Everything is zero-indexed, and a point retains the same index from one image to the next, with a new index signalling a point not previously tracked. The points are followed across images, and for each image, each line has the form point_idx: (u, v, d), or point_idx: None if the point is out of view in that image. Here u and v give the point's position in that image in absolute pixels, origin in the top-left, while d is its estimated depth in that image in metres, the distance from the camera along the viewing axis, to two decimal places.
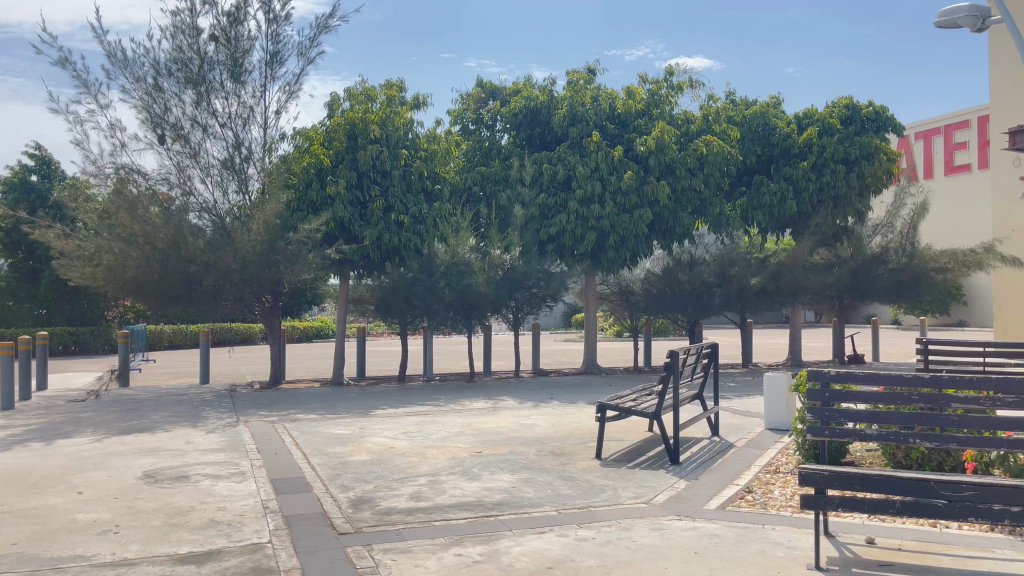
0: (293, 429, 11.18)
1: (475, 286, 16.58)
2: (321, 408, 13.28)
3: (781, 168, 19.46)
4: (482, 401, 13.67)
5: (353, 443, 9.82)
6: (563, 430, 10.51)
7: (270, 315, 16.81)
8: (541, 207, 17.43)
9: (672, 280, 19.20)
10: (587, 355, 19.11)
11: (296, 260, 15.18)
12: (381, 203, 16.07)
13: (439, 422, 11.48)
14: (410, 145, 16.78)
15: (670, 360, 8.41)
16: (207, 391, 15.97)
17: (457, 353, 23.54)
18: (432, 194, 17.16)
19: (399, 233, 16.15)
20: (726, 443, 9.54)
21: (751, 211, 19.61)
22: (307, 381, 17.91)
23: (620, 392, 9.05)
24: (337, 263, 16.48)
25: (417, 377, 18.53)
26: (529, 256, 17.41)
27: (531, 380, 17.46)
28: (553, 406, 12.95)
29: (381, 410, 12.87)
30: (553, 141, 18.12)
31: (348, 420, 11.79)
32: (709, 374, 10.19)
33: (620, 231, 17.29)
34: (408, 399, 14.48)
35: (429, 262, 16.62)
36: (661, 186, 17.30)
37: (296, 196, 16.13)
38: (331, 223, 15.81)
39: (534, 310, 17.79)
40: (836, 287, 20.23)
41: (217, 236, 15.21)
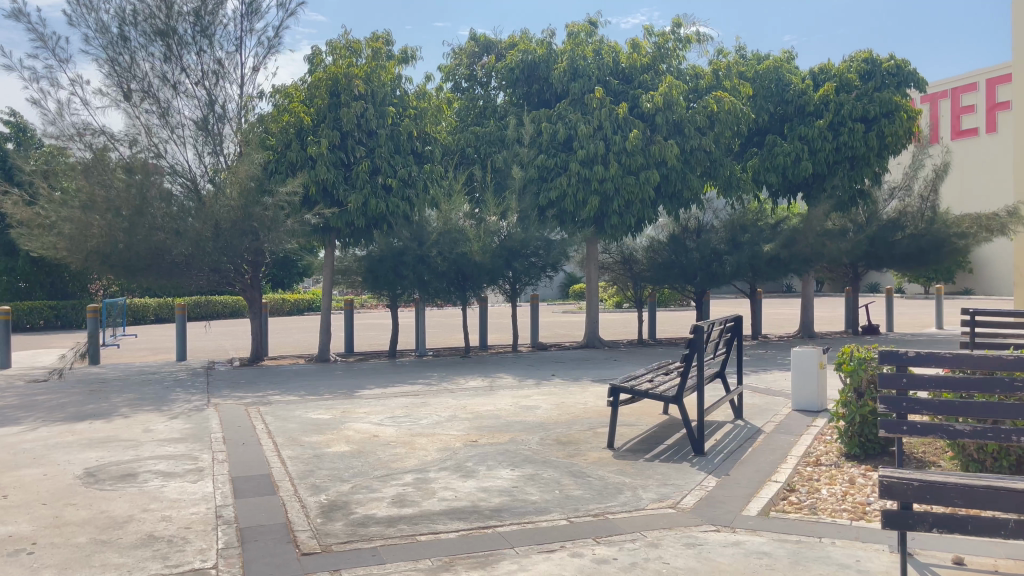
0: (268, 413, 10.08)
1: (469, 254, 15.34)
2: (303, 388, 12.18)
3: (795, 127, 18.19)
4: (478, 379, 12.59)
5: (333, 431, 8.71)
6: (568, 414, 9.41)
7: (250, 289, 15.63)
8: (541, 168, 16.21)
9: (680, 247, 18.04)
10: (589, 327, 17.99)
11: (273, 228, 14.09)
12: (366, 164, 14.87)
13: (430, 404, 10.38)
14: (398, 103, 15.53)
15: (695, 336, 7.31)
16: (182, 369, 14.84)
17: (451, 326, 22.42)
18: (422, 156, 15.92)
19: (387, 198, 15.02)
20: (753, 429, 8.47)
21: (764, 172, 18.43)
22: (291, 358, 16.79)
23: (634, 372, 7.94)
24: (319, 229, 15.37)
25: (409, 353, 17.42)
26: (527, 223, 16.01)
27: (530, 355, 16.35)
28: (556, 385, 11.86)
29: (368, 390, 11.76)
30: (553, 98, 16.85)
31: (331, 402, 10.70)
32: (732, 349, 9.10)
33: (627, 194, 16.08)
34: (398, 377, 13.40)
35: (420, 230, 15.29)
36: (670, 147, 16.07)
37: (273, 158, 14.92)
38: (311, 186, 14.58)
39: (534, 281, 16.50)
40: (854, 255, 19.05)
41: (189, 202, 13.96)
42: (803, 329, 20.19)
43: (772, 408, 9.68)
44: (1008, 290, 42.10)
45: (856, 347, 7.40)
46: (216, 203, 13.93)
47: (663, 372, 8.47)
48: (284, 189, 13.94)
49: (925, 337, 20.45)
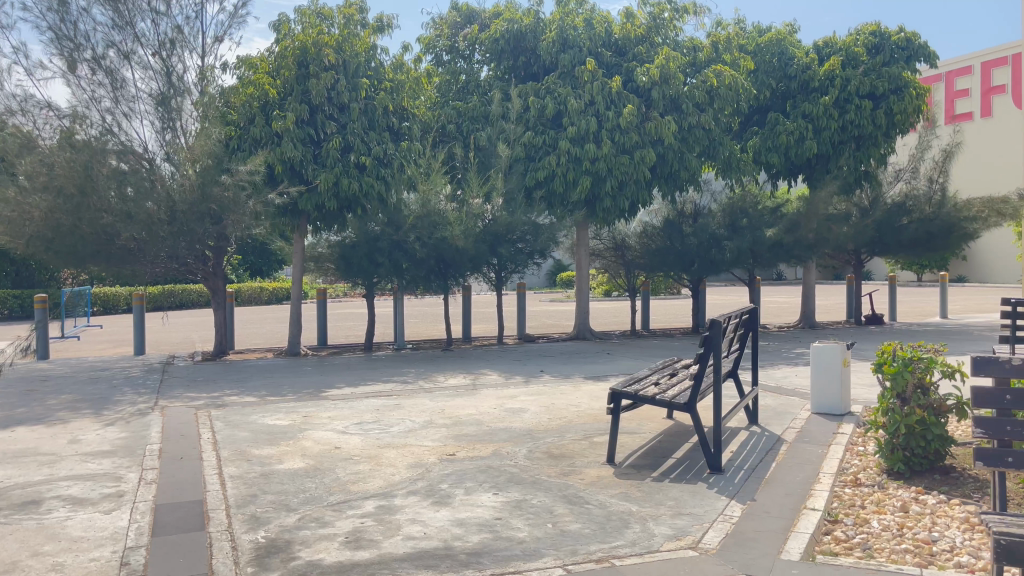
0: (219, 418, 8.89)
1: (450, 240, 13.96)
2: (264, 387, 10.98)
3: (798, 104, 17.07)
4: (459, 376, 11.46)
5: (289, 442, 7.54)
6: (560, 420, 8.28)
7: (213, 277, 14.41)
8: (528, 146, 15.00)
9: (675, 232, 16.96)
10: (579, 317, 16.90)
11: (233, 210, 12.90)
12: (338, 141, 13.61)
13: (404, 407, 9.22)
14: (372, 75, 14.26)
15: (709, 331, 6.24)
16: (136, 365, 13.58)
17: (433, 316, 21.23)
18: (399, 134, 14.66)
19: (360, 178, 13.75)
20: (773, 438, 7.37)
21: (765, 153, 17.24)
22: (259, 352, 15.57)
23: (636, 375, 6.83)
24: (288, 211, 14.13)
25: (386, 345, 16.24)
26: (513, 205, 14.66)
27: (516, 348, 15.21)
28: (545, 383, 10.75)
29: (336, 390, 10.59)
30: (541, 71, 15.66)
31: (293, 405, 9.51)
32: (747, 347, 7.99)
33: (620, 175, 14.91)
34: (372, 374, 12.23)
35: (396, 214, 14.04)
36: (668, 123, 14.96)
37: (234, 134, 13.61)
38: (276, 165, 13.29)
39: (520, 268, 15.31)
40: (860, 241, 18.01)
41: (139, 180, 12.63)
42: (804, 319, 19.17)
43: (789, 412, 8.60)
44: (1004, 278, 41.43)
45: (899, 344, 6.33)
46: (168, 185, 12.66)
47: (669, 374, 7.37)
48: (245, 166, 12.74)
49: (931, 327, 19.49)
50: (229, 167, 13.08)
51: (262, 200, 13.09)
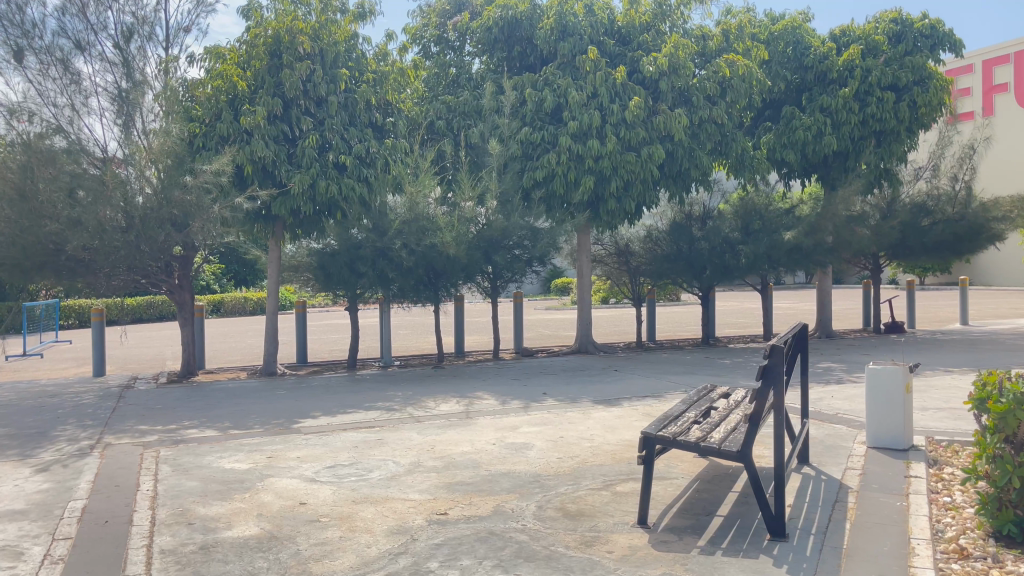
0: (168, 459, 7.52)
1: (441, 247, 12.62)
2: (228, 416, 9.59)
3: (815, 97, 15.81)
4: (451, 401, 10.12)
5: (245, 495, 6.18)
6: (573, 461, 6.94)
7: (178, 290, 13.04)
8: (525, 143, 13.65)
9: (684, 235, 15.69)
10: (581, 329, 15.58)
11: (195, 216, 11.52)
12: (315, 138, 12.23)
13: (388, 444, 7.86)
14: (353, 67, 12.93)
15: (770, 359, 4.95)
16: (91, 390, 12.16)
17: (424, 328, 19.87)
18: (383, 130, 13.28)
19: (339, 179, 12.36)
20: (835, 483, 6.06)
21: (781, 150, 15.93)
22: (232, 372, 14.17)
23: (671, 414, 5.51)
24: (262, 215, 12.71)
25: (372, 363, 14.90)
26: (510, 207, 13.31)
27: (514, 364, 13.90)
28: (550, 410, 9.41)
29: (310, 420, 9.22)
30: (538, 62, 14.36)
31: (257, 441, 8.13)
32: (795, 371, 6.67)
33: (626, 174, 13.62)
34: (355, 398, 10.87)
35: (381, 218, 12.67)
36: (677, 117, 13.72)
37: (200, 132, 12.19)
38: (246, 165, 11.89)
39: (517, 276, 13.97)
40: (883, 244, 16.71)
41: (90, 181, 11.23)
42: (820, 328, 17.92)
43: (841, 446, 7.28)
44: (1009, 280, 40.47)
45: (1006, 374, 5.05)
46: (117, 189, 11.21)
47: (707, 408, 6.04)
48: (209, 167, 11.36)
49: (956, 335, 18.25)
50: (191, 168, 11.68)
51: (228, 204, 11.67)
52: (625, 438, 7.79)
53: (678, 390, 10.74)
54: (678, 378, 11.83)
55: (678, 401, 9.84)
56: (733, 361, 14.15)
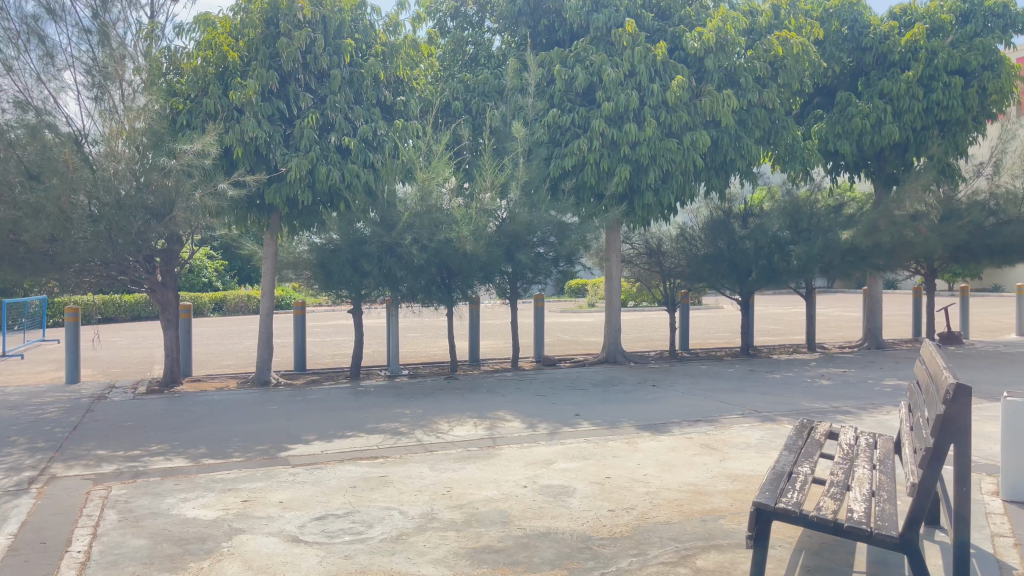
0: (119, 500, 6.00)
1: (457, 243, 11.04)
2: (204, 440, 8.07)
3: (874, 82, 14.21)
4: (468, 424, 8.59)
5: (204, 564, 4.67)
6: (631, 517, 5.39)
7: (161, 288, 11.61)
8: (552, 126, 12.16)
9: (726, 232, 14.13)
10: (610, 336, 14.04)
11: (175, 203, 10.02)
12: (315, 116, 10.72)
13: (395, 484, 6.34)
14: (359, 38, 11.41)
15: (951, 405, 3.47)
16: (58, 401, 10.68)
17: (435, 332, 18.36)
18: (392, 111, 11.74)
19: (343, 165, 10.86)
20: (993, 561, 4.49)
21: (834, 140, 14.33)
22: (222, 380, 12.70)
23: (780, 474, 4.02)
24: (255, 203, 11.22)
25: (378, 371, 13.40)
26: (534, 198, 11.78)
27: (536, 376, 12.38)
28: (588, 438, 7.86)
29: (301, 447, 7.70)
30: (567, 37, 12.79)
31: (233, 477, 6.61)
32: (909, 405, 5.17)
33: (666, 163, 12.07)
34: (357, 416, 9.35)
35: (389, 210, 11.11)
36: (724, 98, 12.21)
37: (185, 108, 10.71)
38: (235, 146, 10.36)
39: (541, 277, 12.43)
40: (947, 246, 14.97)
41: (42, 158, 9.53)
42: (870, 337, 16.30)
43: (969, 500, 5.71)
44: None
45: None
46: (81, 170, 9.66)
47: (810, 458, 4.53)
48: (190, 146, 9.85)
49: (1019, 347, 16.60)
50: (170, 148, 10.11)
51: (212, 190, 10.11)
52: (689, 482, 6.25)
53: (732, 412, 9.21)
54: (729, 397, 10.29)
55: (738, 428, 8.29)
56: (782, 375, 12.60)
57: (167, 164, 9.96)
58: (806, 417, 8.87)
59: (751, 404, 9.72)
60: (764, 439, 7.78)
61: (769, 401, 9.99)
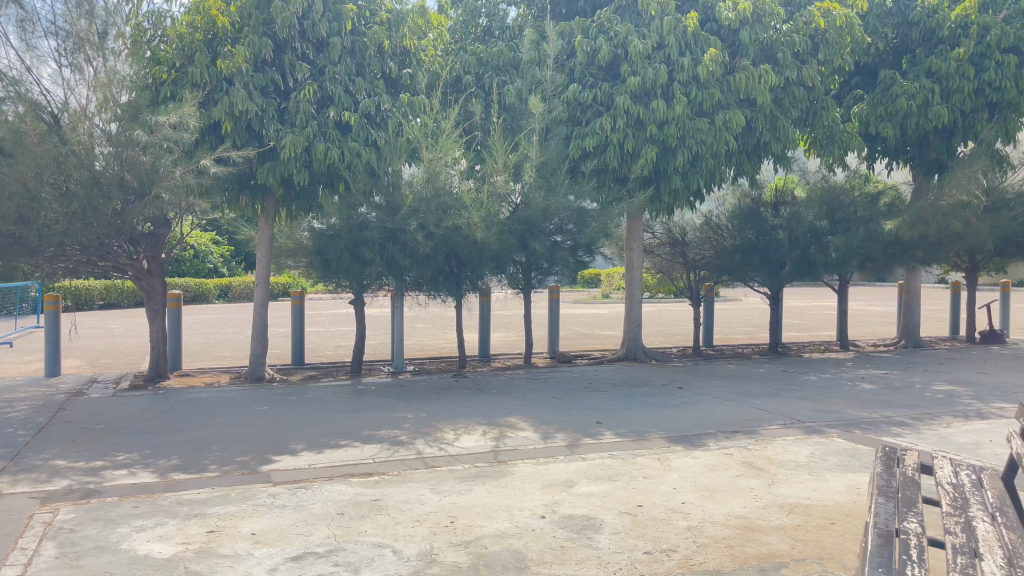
0: (63, 528, 5.10)
1: (466, 230, 10.08)
2: (179, 448, 7.16)
3: (920, 59, 13.10)
4: (476, 433, 7.64)
5: None
6: (673, 565, 4.42)
7: (146, 276, 10.78)
8: (571, 102, 11.16)
9: (757, 221, 13.11)
10: (631, 331, 13.06)
11: (155, 181, 9.05)
12: (312, 88, 9.75)
13: (389, 510, 5.40)
14: (363, 3, 10.41)
15: None
16: (31, 397, 9.82)
17: (444, 324, 17.43)
18: (398, 85, 10.74)
19: (342, 142, 9.89)
20: None
21: (875, 122, 13.25)
22: (213, 375, 11.82)
23: (888, 541, 3.05)
24: (247, 184, 10.28)
25: (381, 367, 12.49)
26: (552, 181, 10.77)
27: (552, 375, 11.42)
28: (613, 454, 6.90)
29: (285, 460, 6.77)
30: (590, 7, 11.76)
31: (203, 498, 5.69)
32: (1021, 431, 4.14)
33: (696, 144, 11.05)
34: (353, 420, 8.43)
35: (392, 192, 10.13)
36: (761, 74, 11.16)
37: (170, 78, 9.75)
38: (223, 120, 9.41)
39: (558, 268, 11.47)
40: (996, 239, 13.88)
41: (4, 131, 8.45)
42: (906, 335, 15.27)
43: None
44: None
45: None
46: (45, 142, 8.50)
47: (910, 505, 3.56)
48: (166, 118, 8.93)
49: None
50: (144, 119, 9.12)
51: (192, 166, 9.17)
52: (737, 514, 5.28)
53: (772, 421, 8.23)
54: (764, 403, 9.30)
55: (781, 442, 7.30)
56: (818, 377, 11.60)
57: (136, 136, 8.98)
58: (857, 429, 7.88)
59: (791, 412, 8.74)
60: (815, 457, 6.80)
61: (811, 407, 9.01)
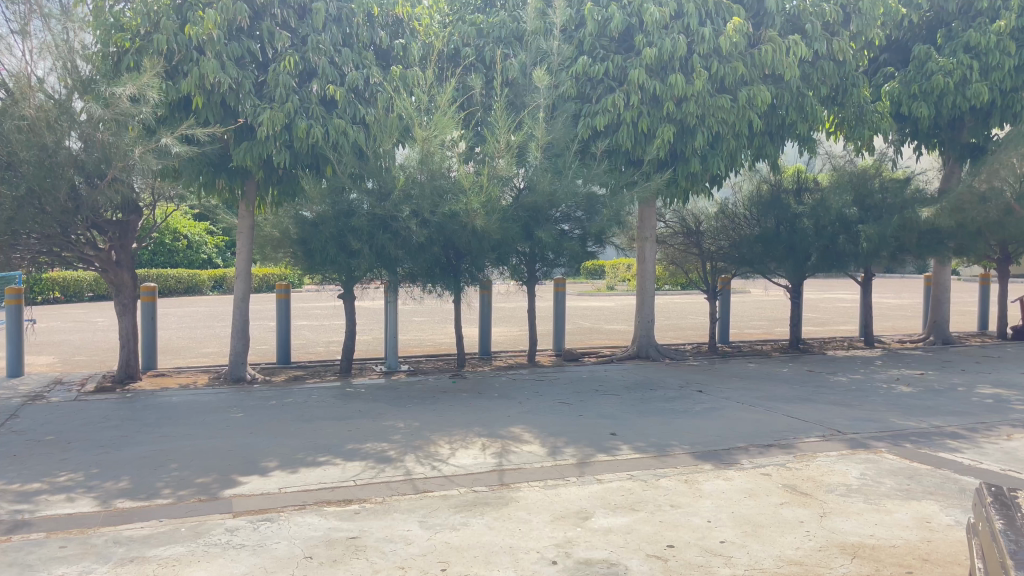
0: None
1: (464, 216, 9.10)
2: (133, 466, 6.21)
3: (958, 33, 12.09)
4: (475, 448, 6.69)
5: None
6: None
7: (114, 267, 9.80)
8: (580, 77, 10.21)
9: (779, 208, 12.12)
10: (643, 328, 12.10)
11: (113, 162, 8.04)
12: (294, 59, 8.77)
13: (367, 552, 4.45)
14: None
15: None
16: None
17: (443, 318, 16.49)
18: (389, 57, 9.79)
19: (327, 119, 8.92)
20: None
21: (908, 102, 12.24)
22: (190, 375, 10.89)
23: None
24: (224, 167, 9.31)
25: (372, 366, 11.55)
26: (559, 163, 9.80)
27: (559, 376, 10.47)
28: (634, 475, 5.96)
29: (253, 481, 5.83)
30: None
31: (147, 535, 4.75)
32: None
33: (716, 123, 10.07)
34: (337, 430, 7.48)
35: (382, 176, 9.14)
36: (789, 46, 10.17)
37: (134, 46, 8.65)
38: (193, 94, 8.42)
39: (565, 259, 10.50)
40: None
41: None
42: (935, 331, 14.29)
43: None
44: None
45: None
46: None
47: None
48: (123, 89, 7.92)
49: None
50: (99, 92, 8.14)
51: (153, 144, 8.19)
52: (790, 560, 4.33)
53: (809, 432, 7.27)
54: (796, 409, 8.35)
55: (825, 460, 6.36)
56: (848, 378, 10.64)
57: (89, 111, 8.00)
58: (908, 443, 6.92)
59: (827, 420, 7.79)
60: (868, 479, 5.85)
61: (849, 415, 8.05)
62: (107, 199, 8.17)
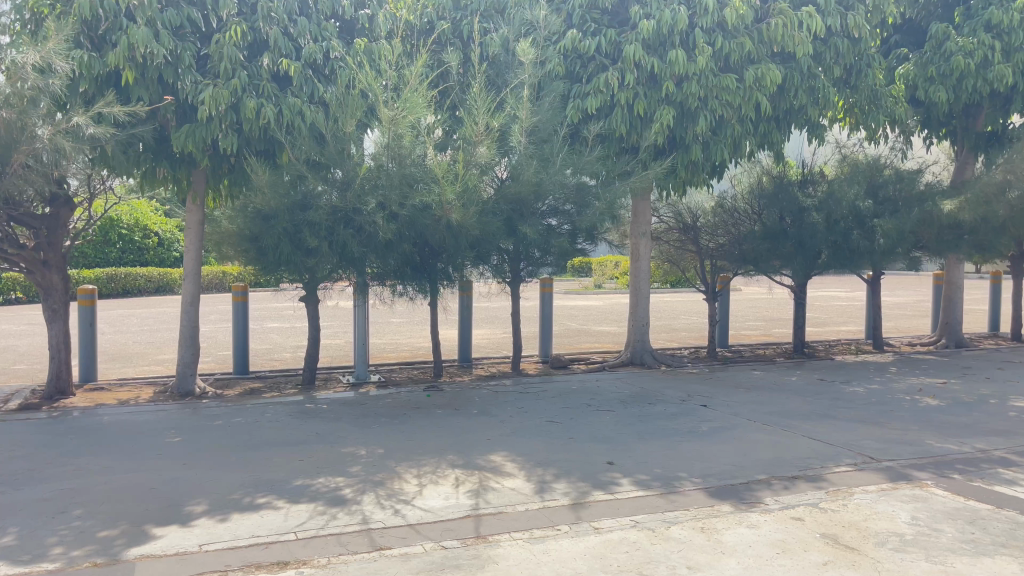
0: None
1: (438, 209, 7.98)
2: (26, 513, 5.08)
3: (978, 10, 11.12)
4: (448, 485, 5.59)
5: None
6: None
7: (40, 268, 8.60)
8: (568, 54, 9.18)
9: (785, 202, 11.09)
10: (638, 332, 11.04)
11: (20, 144, 6.87)
12: (241, 28, 7.67)
13: None
14: None
15: None
16: None
17: (421, 321, 15.37)
18: (354, 30, 8.71)
19: (278, 97, 7.82)
20: None
21: (924, 86, 11.26)
22: (133, 388, 9.72)
23: None
24: (164, 152, 8.17)
25: (339, 377, 10.43)
26: (546, 149, 8.72)
27: (546, 388, 9.39)
28: (640, 522, 4.89)
29: (170, 535, 4.71)
30: None
31: None
32: None
33: (720, 105, 9.03)
34: (285, 460, 6.36)
35: (345, 163, 8.01)
36: (801, 20, 9.15)
37: (55, 12, 7.49)
38: (120, 66, 7.26)
39: (552, 257, 9.41)
40: None
41: None
42: (947, 333, 13.33)
43: None
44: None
45: None
46: None
47: None
48: (26, 56, 6.77)
49: None
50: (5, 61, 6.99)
51: (66, 124, 7.02)
52: None
53: (839, 460, 6.23)
54: (816, 428, 7.32)
55: (864, 499, 5.32)
56: (864, 388, 9.64)
57: None
58: (956, 474, 5.90)
59: (855, 444, 6.76)
60: (922, 526, 4.82)
61: (877, 436, 7.03)
62: (15, 188, 7.05)
